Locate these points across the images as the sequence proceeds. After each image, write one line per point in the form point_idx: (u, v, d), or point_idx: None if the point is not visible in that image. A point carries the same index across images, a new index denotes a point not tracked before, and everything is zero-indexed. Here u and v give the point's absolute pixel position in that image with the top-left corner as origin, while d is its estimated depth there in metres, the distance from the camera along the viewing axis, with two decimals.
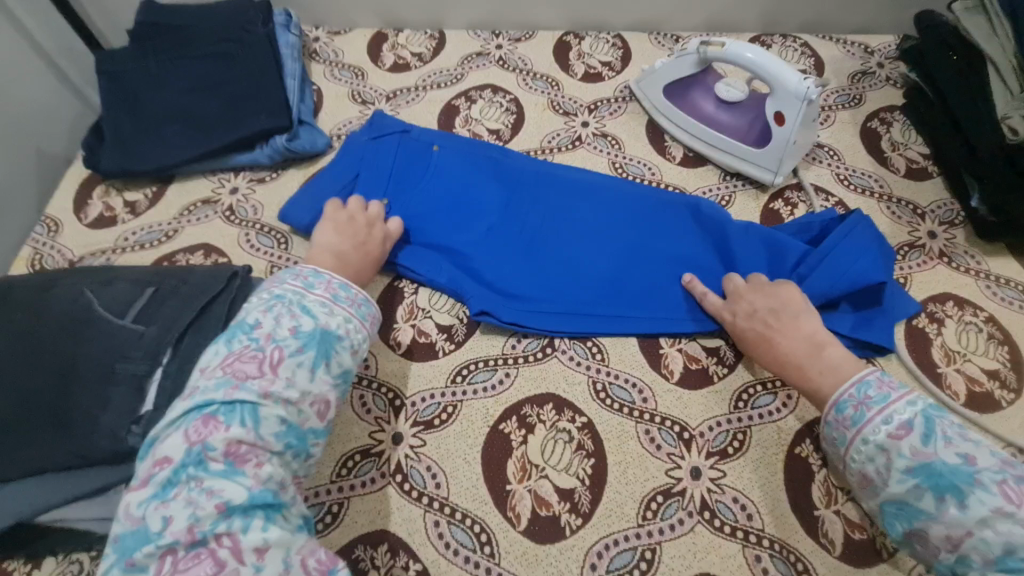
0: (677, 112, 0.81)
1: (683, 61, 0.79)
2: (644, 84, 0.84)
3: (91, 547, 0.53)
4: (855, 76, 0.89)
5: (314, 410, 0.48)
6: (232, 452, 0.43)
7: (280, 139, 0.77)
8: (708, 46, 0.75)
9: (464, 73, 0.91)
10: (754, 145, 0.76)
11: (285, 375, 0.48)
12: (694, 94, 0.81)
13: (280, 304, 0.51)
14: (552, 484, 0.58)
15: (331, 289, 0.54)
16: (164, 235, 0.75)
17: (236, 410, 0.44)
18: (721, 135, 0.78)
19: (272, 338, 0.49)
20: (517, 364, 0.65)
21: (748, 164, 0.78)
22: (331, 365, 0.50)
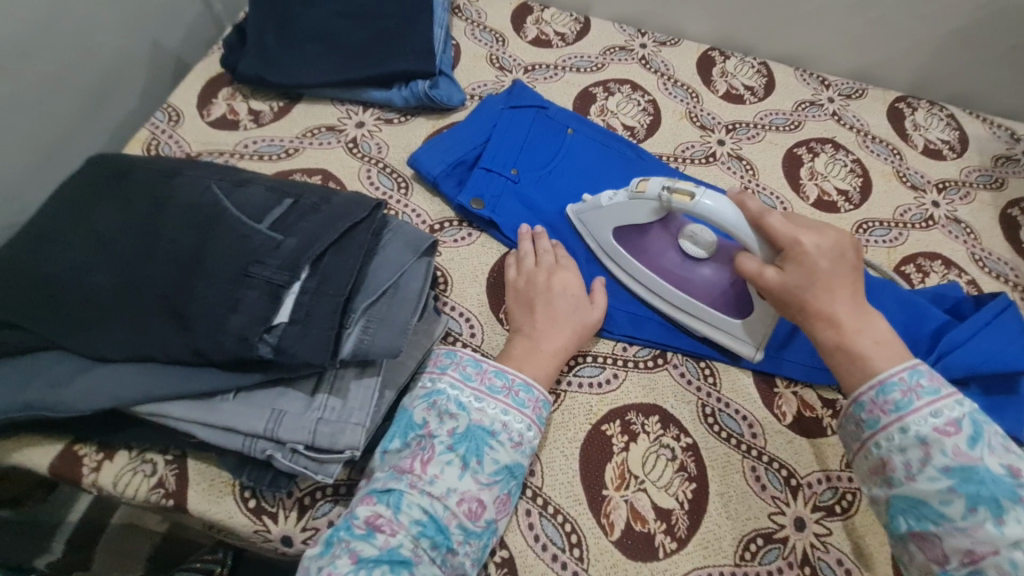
0: (635, 266, 0.64)
1: (639, 204, 0.61)
2: (582, 214, 0.67)
3: (171, 447, 0.50)
4: (999, 159, 0.86)
5: (461, 509, 0.46)
6: (372, 521, 0.44)
7: (422, 84, 0.75)
8: (672, 194, 0.57)
9: (605, 63, 0.88)
10: (737, 319, 0.61)
11: (434, 469, 0.47)
12: (652, 247, 0.64)
13: (436, 401, 0.50)
14: (650, 499, 0.55)
15: (486, 381, 0.52)
16: (285, 152, 0.72)
17: (390, 493, 0.45)
18: (690, 300, 0.62)
19: (432, 434, 0.49)
20: (626, 368, 0.62)
21: (724, 336, 0.62)
22: (483, 464, 0.47)
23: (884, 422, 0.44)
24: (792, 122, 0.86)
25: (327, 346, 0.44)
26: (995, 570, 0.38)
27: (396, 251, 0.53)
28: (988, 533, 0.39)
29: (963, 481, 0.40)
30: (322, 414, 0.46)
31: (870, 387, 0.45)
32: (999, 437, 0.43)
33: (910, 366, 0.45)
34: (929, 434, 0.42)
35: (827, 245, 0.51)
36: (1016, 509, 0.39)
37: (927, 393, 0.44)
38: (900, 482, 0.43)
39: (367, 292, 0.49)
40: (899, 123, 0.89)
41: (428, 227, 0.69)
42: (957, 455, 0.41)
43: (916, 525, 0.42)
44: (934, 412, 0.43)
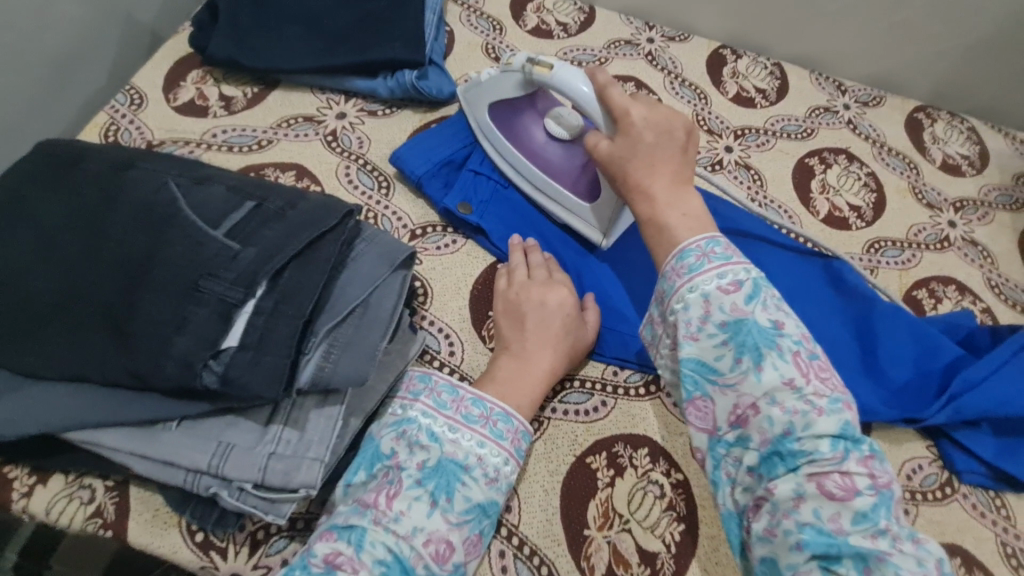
0: (505, 145, 0.64)
1: (508, 75, 0.60)
2: (468, 93, 0.65)
3: (111, 473, 0.45)
4: (1020, 178, 0.82)
5: (428, 550, 0.41)
6: (330, 562, 0.40)
7: (409, 75, 0.69)
8: (533, 65, 0.57)
9: (608, 58, 0.83)
10: (586, 202, 0.61)
11: (400, 505, 0.42)
12: (523, 128, 0.63)
13: (407, 428, 0.46)
14: (634, 541, 0.51)
15: (462, 409, 0.47)
16: (257, 143, 0.66)
17: (351, 531, 0.41)
18: (543, 176, 0.62)
19: (400, 466, 0.44)
20: (616, 394, 0.58)
21: (574, 220, 0.63)
22: (454, 501, 0.43)
23: (678, 285, 0.45)
24: (805, 129, 0.81)
25: (281, 377, 0.40)
26: (757, 433, 0.41)
27: (367, 265, 0.48)
28: (751, 386, 0.41)
29: (736, 335, 0.43)
30: (275, 448, 0.41)
31: (673, 255, 0.47)
32: (774, 297, 0.45)
33: (711, 237, 0.47)
34: (712, 293, 0.44)
35: (657, 117, 0.52)
36: (774, 356, 0.41)
37: (717, 260, 0.45)
38: (687, 342, 0.44)
39: (331, 312, 0.45)
40: (918, 135, 0.83)
41: (409, 232, 0.64)
42: (732, 312, 0.43)
43: (696, 391, 0.44)
44: (719, 273, 0.44)
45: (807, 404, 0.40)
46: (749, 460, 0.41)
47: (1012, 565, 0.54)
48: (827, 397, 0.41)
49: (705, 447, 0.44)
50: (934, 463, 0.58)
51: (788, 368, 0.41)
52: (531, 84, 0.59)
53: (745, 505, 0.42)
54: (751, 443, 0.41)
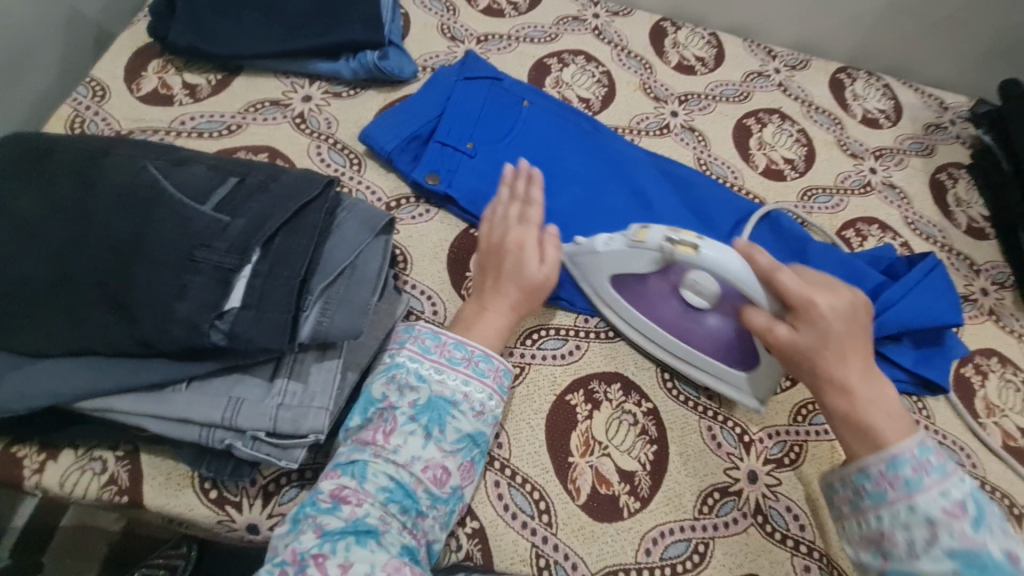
0: (637, 315, 0.61)
1: (639, 252, 0.56)
2: (577, 256, 0.62)
3: (122, 441, 0.48)
4: (929, 127, 0.91)
5: (427, 475, 0.46)
6: (338, 494, 0.44)
7: (371, 56, 0.72)
8: (675, 245, 0.52)
9: (559, 34, 0.87)
10: (743, 371, 0.58)
11: (397, 440, 0.47)
12: (652, 294, 0.60)
13: (396, 374, 0.50)
14: (614, 463, 0.57)
15: (446, 353, 0.51)
16: (226, 128, 0.68)
17: (353, 464, 0.46)
18: (690, 349, 0.60)
19: (393, 407, 0.48)
20: (588, 338, 0.63)
21: (726, 386, 0.60)
22: (445, 432, 0.48)
23: (891, 497, 0.44)
24: (742, 93, 0.88)
25: (284, 331, 0.43)
26: (892, 551, 0.43)
27: (351, 230, 0.52)
28: (889, 522, 0.43)
29: (968, 564, 0.40)
30: (282, 399, 0.45)
31: (882, 460, 0.45)
32: (1000, 521, 0.42)
33: (920, 442, 0.45)
34: (938, 514, 0.42)
35: (841, 305, 0.49)
36: (923, 503, 0.42)
37: (884, 437, 0.45)
38: (826, 483, 0.49)
39: (322, 273, 0.48)
40: (841, 93, 0.92)
41: (384, 204, 0.67)
42: (962, 539, 0.40)
43: (840, 519, 0.47)
44: (944, 493, 0.42)
45: (956, 544, 0.40)
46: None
47: None
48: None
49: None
50: None
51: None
52: (667, 261, 0.54)
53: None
54: (885, 558, 0.43)
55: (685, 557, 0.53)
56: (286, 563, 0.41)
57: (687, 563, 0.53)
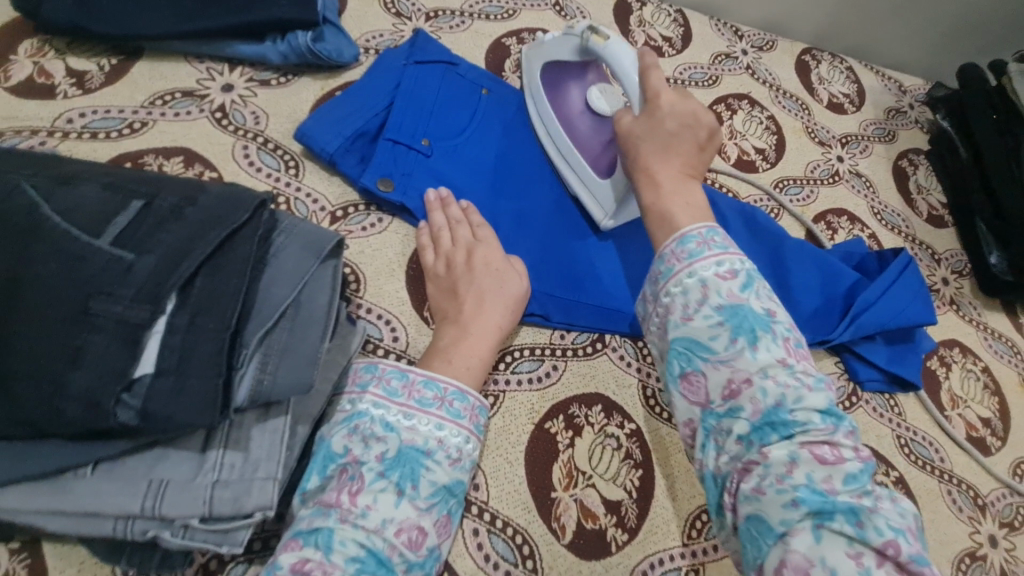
0: (547, 107, 0.66)
1: (565, 40, 0.62)
2: (530, 53, 0.67)
3: (14, 534, 0.39)
4: (890, 112, 0.91)
5: (401, 539, 0.41)
6: (297, 569, 0.38)
7: (304, 37, 0.61)
8: (592, 33, 0.58)
9: (517, 10, 0.79)
10: (604, 179, 0.61)
11: (365, 500, 0.41)
12: (568, 95, 0.65)
13: (360, 422, 0.44)
14: (599, 494, 0.53)
15: (415, 394, 0.46)
16: (128, 126, 0.57)
17: (316, 533, 0.40)
18: (568, 142, 0.63)
19: (358, 462, 0.43)
20: (566, 357, 0.58)
21: (587, 196, 0.63)
22: (421, 487, 0.43)
23: (676, 270, 0.46)
24: (710, 76, 0.83)
25: (215, 400, 0.35)
26: (749, 403, 0.40)
27: (292, 260, 0.44)
28: (745, 361, 0.41)
29: (732, 318, 0.42)
30: (218, 475, 0.37)
31: (673, 239, 0.47)
32: (767, 290, 0.45)
33: (710, 225, 0.48)
34: (709, 278, 0.44)
35: (684, 107, 0.53)
36: (767, 339, 0.41)
37: (716, 248, 0.46)
38: (678, 323, 0.44)
39: (259, 318, 0.40)
40: (807, 77, 0.89)
41: (329, 214, 0.59)
42: (729, 297, 0.43)
43: (687, 367, 0.43)
44: (718, 261, 0.45)
45: (797, 380, 0.40)
46: (739, 429, 0.40)
47: (905, 452, 0.64)
48: (814, 377, 0.41)
49: (697, 420, 0.43)
50: (841, 377, 0.66)
51: (780, 350, 0.41)
52: (584, 54, 0.60)
53: (731, 473, 0.40)
54: (743, 414, 0.40)
55: None
56: None
57: None
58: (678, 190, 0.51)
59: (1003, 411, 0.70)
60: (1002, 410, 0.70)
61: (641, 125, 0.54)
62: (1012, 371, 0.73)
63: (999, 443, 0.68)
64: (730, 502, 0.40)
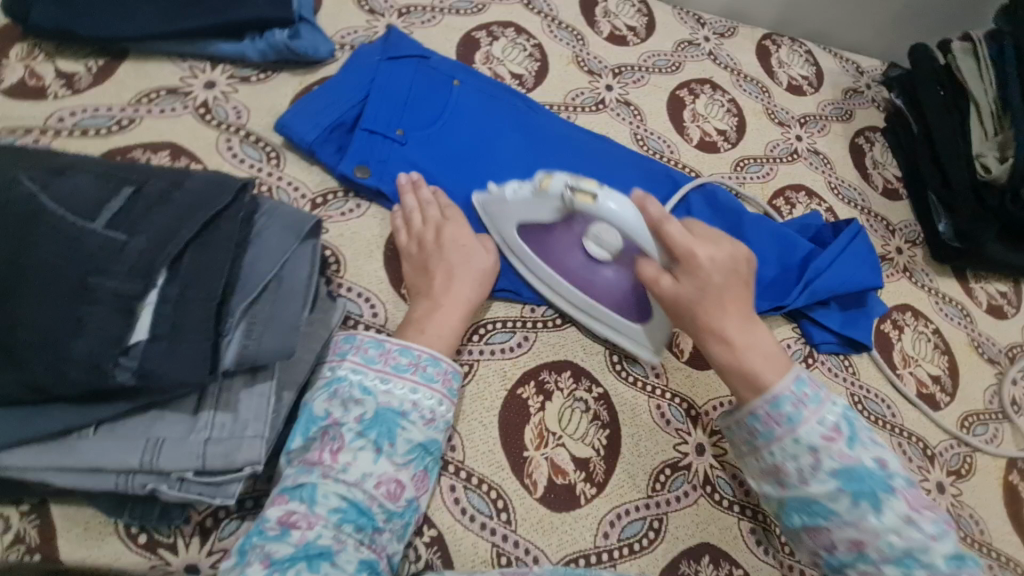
0: (537, 262, 0.62)
1: (542, 201, 0.57)
2: (488, 204, 0.63)
3: (26, 494, 0.43)
4: (847, 92, 0.95)
5: (380, 491, 0.45)
6: (284, 520, 0.42)
7: (280, 35, 0.65)
8: (574, 193, 0.52)
9: (486, 4, 0.82)
10: (636, 323, 0.61)
11: (346, 457, 0.45)
12: (557, 246, 0.61)
13: (340, 387, 0.48)
14: (569, 452, 0.57)
15: (390, 361, 0.50)
16: (115, 123, 0.60)
17: (300, 489, 0.44)
18: (588, 300, 0.62)
19: (338, 423, 0.47)
20: (536, 328, 0.62)
21: (618, 336, 0.63)
22: (397, 445, 0.47)
23: (778, 434, 0.48)
24: (673, 63, 0.87)
25: (204, 361, 0.39)
26: (878, 554, 0.44)
27: (273, 239, 0.48)
28: (872, 525, 0.44)
29: (851, 482, 0.45)
30: (210, 433, 0.41)
31: (765, 401, 0.49)
32: (868, 433, 0.48)
33: (796, 377, 0.50)
34: (818, 442, 0.47)
35: (722, 256, 0.52)
36: (890, 498, 0.44)
37: (811, 403, 0.48)
38: (794, 484, 0.47)
39: (243, 290, 0.44)
40: (767, 62, 0.93)
41: (310, 201, 0.62)
42: (842, 459, 0.46)
43: (809, 522, 0.46)
44: (820, 420, 0.47)
45: (921, 533, 0.44)
46: (874, 574, 0.44)
47: (858, 409, 0.68)
48: (934, 521, 0.45)
49: (819, 558, 0.47)
50: (799, 341, 0.70)
51: (903, 506, 0.44)
52: (567, 212, 0.56)
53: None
54: (872, 560, 0.44)
55: (641, 535, 0.55)
56: None
57: (643, 541, 0.55)
58: (750, 343, 0.52)
59: (952, 369, 0.75)
60: (951, 368, 0.75)
61: (686, 290, 0.53)
62: (961, 332, 0.78)
63: (948, 398, 0.72)
64: (821, 543, 0.46)
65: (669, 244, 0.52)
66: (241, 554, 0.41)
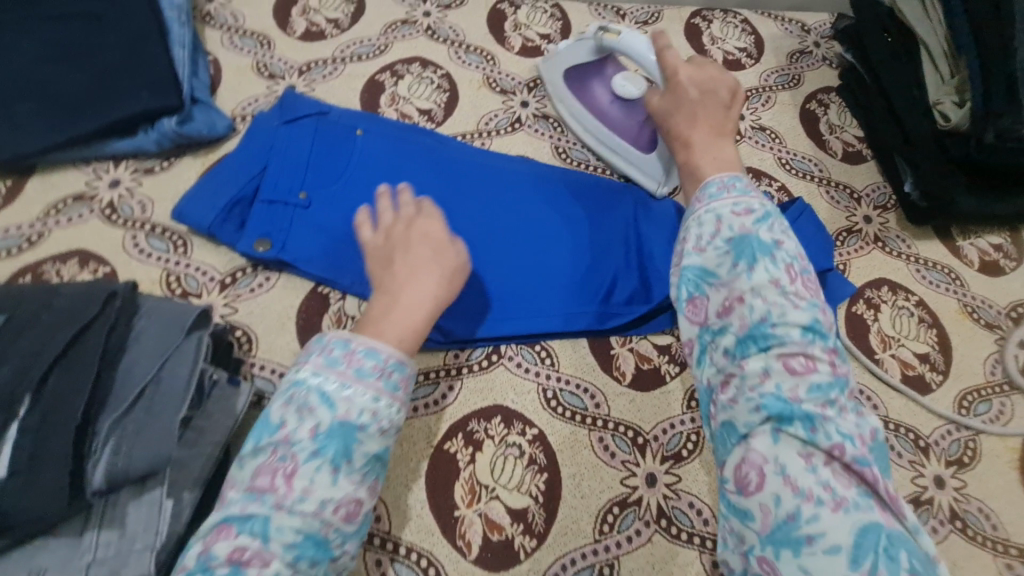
0: (576, 106, 0.75)
1: (580, 45, 0.71)
2: (549, 66, 0.76)
3: None
4: (793, 55, 0.88)
5: (337, 515, 0.40)
6: (234, 559, 0.37)
7: (168, 123, 0.66)
8: (605, 33, 0.65)
9: (388, 44, 0.80)
10: (648, 152, 0.70)
11: (301, 484, 0.40)
12: (592, 80, 0.73)
13: (297, 397, 0.42)
14: (503, 504, 0.54)
15: (354, 363, 0.43)
16: (26, 240, 0.62)
17: (249, 521, 0.38)
18: (611, 137, 0.72)
19: (290, 441, 0.41)
20: (461, 375, 0.60)
21: (636, 172, 0.72)
22: (355, 462, 0.41)
23: (695, 208, 0.45)
24: None
25: (63, 492, 0.39)
26: (738, 321, 0.39)
27: (151, 341, 0.47)
28: (742, 282, 0.40)
29: (738, 247, 0.41)
30: (94, 555, 0.42)
31: (703, 192, 0.46)
32: (784, 224, 0.43)
33: (733, 174, 0.46)
34: (726, 213, 0.43)
35: (704, 75, 0.55)
36: (768, 260, 0.40)
37: (736, 191, 0.45)
38: (690, 253, 0.43)
39: (112, 406, 0.44)
40: (698, 41, 0.88)
41: (219, 282, 0.62)
42: (740, 228, 0.42)
43: (693, 292, 0.43)
44: (736, 202, 0.43)
45: (785, 298, 0.39)
46: (726, 343, 0.39)
47: None
48: (808, 298, 0.39)
49: (693, 338, 0.42)
50: None
51: (778, 272, 0.40)
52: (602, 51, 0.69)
53: (716, 382, 0.40)
54: (731, 330, 0.39)
55: None
56: None
57: None
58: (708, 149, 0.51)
59: (943, 343, 0.67)
60: (942, 342, 0.67)
61: (665, 102, 0.56)
62: (949, 299, 0.70)
63: (941, 377, 0.65)
64: (711, 408, 0.40)
65: (663, 69, 0.58)
66: None
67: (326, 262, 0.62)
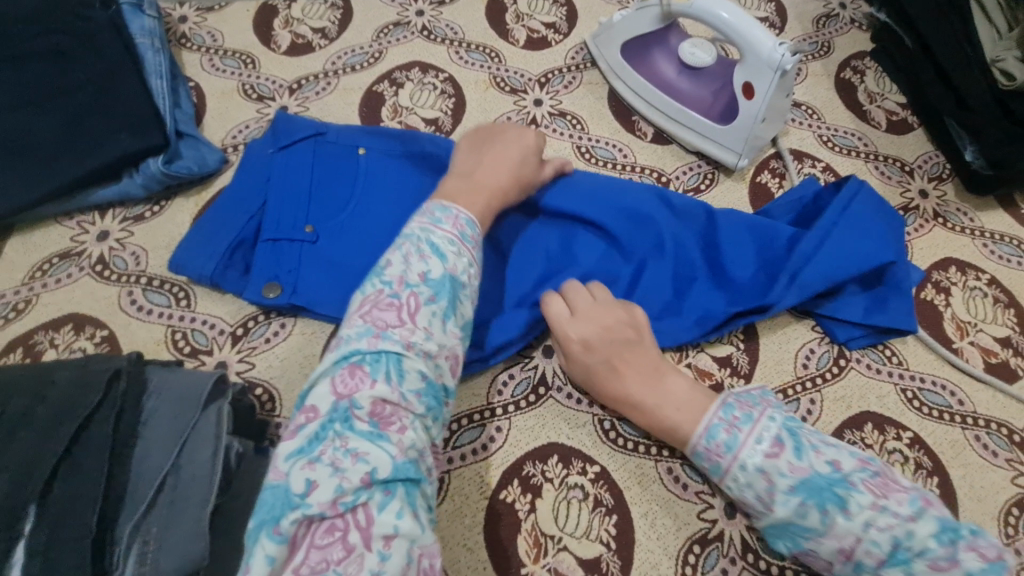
0: (637, 78, 0.70)
1: (644, 13, 0.66)
2: (603, 37, 0.72)
3: None
4: (819, 21, 0.81)
5: (448, 365, 0.44)
6: (377, 412, 0.39)
7: (154, 164, 0.59)
8: None
9: (382, 50, 0.74)
10: (725, 122, 0.66)
11: (423, 323, 0.43)
12: (652, 55, 0.69)
13: (409, 242, 0.46)
14: (573, 555, 0.49)
15: (458, 226, 0.48)
16: (13, 309, 0.56)
17: (382, 360, 0.40)
18: (681, 108, 0.68)
19: (406, 283, 0.44)
20: (507, 415, 0.54)
21: (713, 146, 0.67)
22: (459, 316, 0.45)
23: (725, 466, 0.45)
24: None
25: None
26: (838, 521, 0.40)
27: (164, 424, 0.42)
28: (842, 527, 0.40)
29: (809, 492, 0.41)
30: None
31: (717, 408, 0.46)
32: (812, 437, 0.44)
33: None
34: (763, 462, 0.43)
35: None
36: (838, 504, 0.41)
37: (745, 422, 0.45)
38: (763, 513, 0.43)
39: (130, 507, 0.38)
40: None
41: (230, 336, 0.56)
42: (793, 471, 0.42)
43: (818, 512, 0.41)
44: (758, 438, 0.44)
45: (897, 517, 0.40)
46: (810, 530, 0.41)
47: (914, 406, 0.57)
48: (859, 467, 0.43)
49: (786, 548, 0.44)
50: (823, 342, 0.59)
51: (865, 499, 0.40)
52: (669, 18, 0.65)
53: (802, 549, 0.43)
54: (826, 538, 0.41)
55: None
56: (325, 514, 0.35)
57: None
58: None
59: None
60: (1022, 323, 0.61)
61: None
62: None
63: None
64: (782, 494, 0.42)
65: None
66: (312, 437, 0.38)
67: (344, 300, 0.56)
